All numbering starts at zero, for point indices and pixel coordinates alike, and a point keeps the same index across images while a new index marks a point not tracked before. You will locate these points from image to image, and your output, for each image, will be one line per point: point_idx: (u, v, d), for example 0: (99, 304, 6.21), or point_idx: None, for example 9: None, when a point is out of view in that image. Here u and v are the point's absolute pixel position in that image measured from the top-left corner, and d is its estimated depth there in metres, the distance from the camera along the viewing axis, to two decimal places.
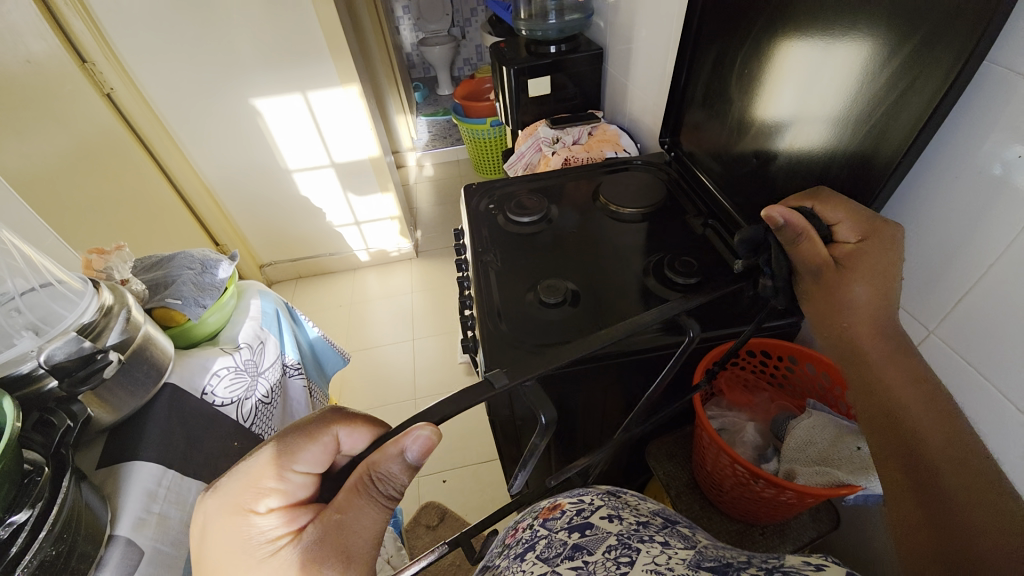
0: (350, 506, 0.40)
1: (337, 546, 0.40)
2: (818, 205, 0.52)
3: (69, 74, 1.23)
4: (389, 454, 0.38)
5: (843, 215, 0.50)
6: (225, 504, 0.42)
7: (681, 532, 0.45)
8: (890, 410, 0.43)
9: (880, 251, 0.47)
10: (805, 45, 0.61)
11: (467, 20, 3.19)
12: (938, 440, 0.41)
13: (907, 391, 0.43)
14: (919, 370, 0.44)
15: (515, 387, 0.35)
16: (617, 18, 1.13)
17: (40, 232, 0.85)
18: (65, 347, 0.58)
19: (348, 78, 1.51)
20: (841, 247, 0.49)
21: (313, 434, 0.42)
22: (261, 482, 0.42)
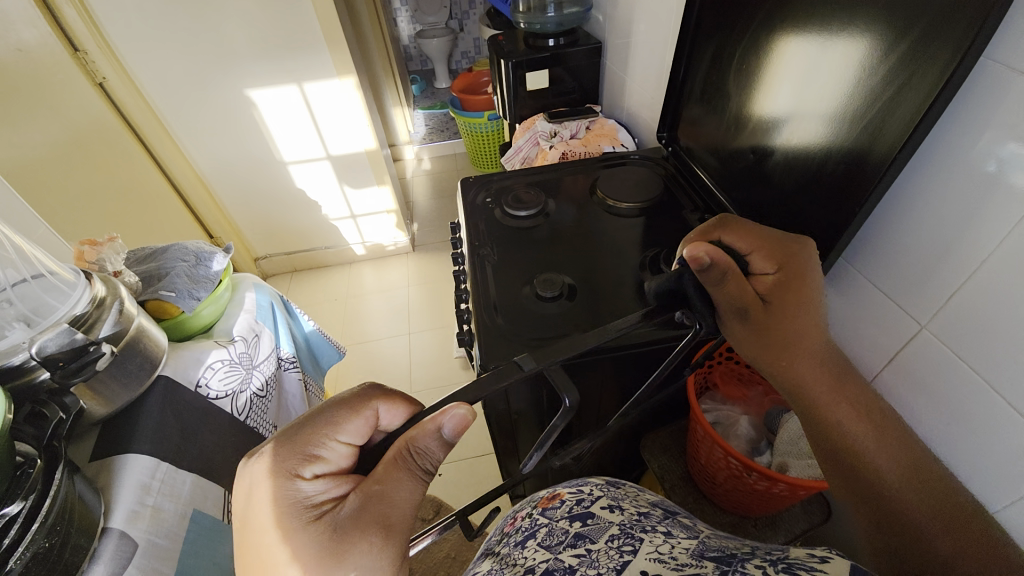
0: (392, 475, 0.40)
1: (377, 517, 0.39)
2: (730, 236, 0.57)
3: (61, 62, 1.21)
4: (426, 430, 0.40)
5: (753, 245, 0.55)
6: (266, 471, 0.41)
7: (682, 523, 0.45)
8: (844, 442, 0.48)
9: (796, 272, 0.52)
10: (803, 41, 0.61)
11: (465, 13, 3.17)
12: (887, 466, 0.47)
13: (854, 422, 0.48)
14: (858, 399, 0.49)
15: (540, 370, 0.36)
16: (616, 11, 1.13)
17: (31, 222, 0.84)
18: (56, 339, 0.58)
19: (344, 70, 1.50)
20: (761, 279, 0.54)
21: (356, 407, 0.43)
22: (307, 448, 0.41)
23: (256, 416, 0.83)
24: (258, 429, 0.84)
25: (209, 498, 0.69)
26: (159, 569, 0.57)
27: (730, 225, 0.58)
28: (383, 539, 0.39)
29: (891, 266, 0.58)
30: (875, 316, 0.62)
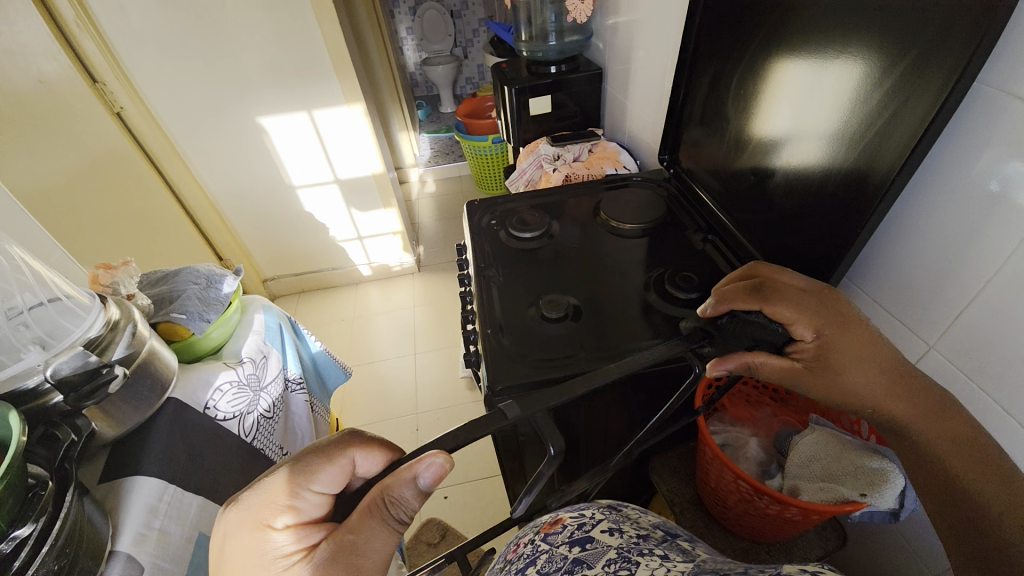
0: (364, 527, 0.41)
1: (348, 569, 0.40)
2: (766, 306, 0.50)
3: (81, 93, 1.26)
4: (403, 479, 0.39)
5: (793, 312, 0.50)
6: (244, 520, 0.43)
7: (680, 547, 0.45)
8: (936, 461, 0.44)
9: (844, 332, 0.48)
10: (800, 65, 0.63)
11: (469, 41, 3.27)
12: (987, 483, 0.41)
13: (942, 441, 0.44)
14: (948, 412, 0.45)
15: (524, 419, 0.36)
16: (616, 39, 1.16)
17: (48, 247, 0.87)
18: (71, 361, 0.59)
19: (352, 97, 1.55)
20: (800, 348, 0.50)
21: (332, 456, 0.43)
22: (279, 500, 0.42)
23: (263, 437, 0.83)
24: (264, 451, 0.84)
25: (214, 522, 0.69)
26: None
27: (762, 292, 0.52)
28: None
29: (896, 286, 0.59)
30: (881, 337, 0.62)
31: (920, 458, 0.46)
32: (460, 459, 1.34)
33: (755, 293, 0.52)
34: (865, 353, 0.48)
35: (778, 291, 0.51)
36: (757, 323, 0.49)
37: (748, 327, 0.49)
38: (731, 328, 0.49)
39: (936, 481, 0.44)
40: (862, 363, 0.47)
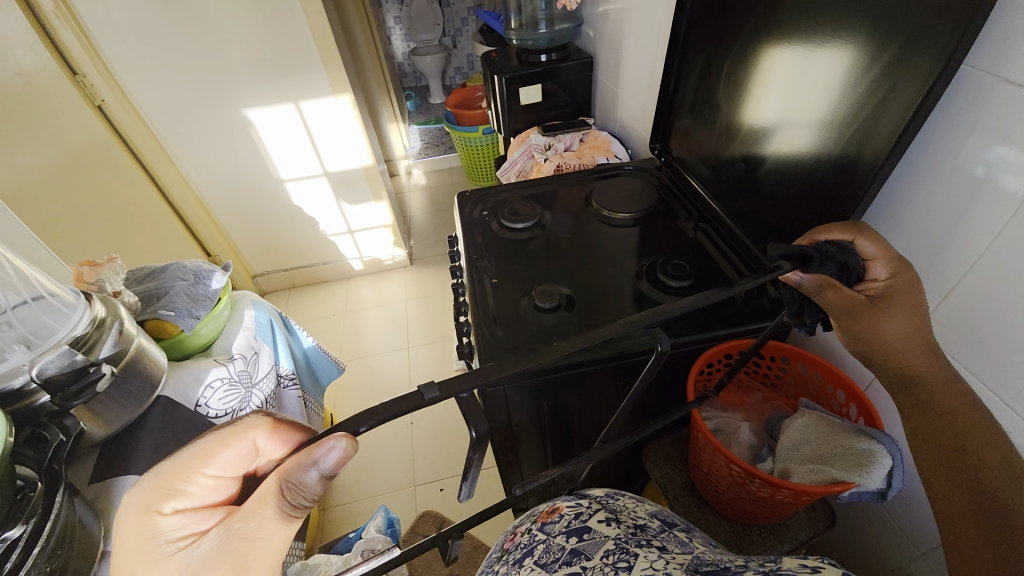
0: (254, 516, 0.41)
1: (232, 556, 0.40)
2: (857, 237, 0.47)
3: (59, 86, 1.23)
4: (302, 464, 0.37)
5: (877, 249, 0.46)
6: (139, 503, 0.42)
7: (678, 538, 0.46)
8: (945, 430, 0.44)
9: (914, 291, 0.45)
10: (790, 51, 0.62)
11: (458, 30, 3.23)
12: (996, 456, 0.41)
13: (963, 411, 0.44)
14: (962, 388, 0.44)
15: (445, 400, 0.31)
16: (606, 27, 1.15)
17: (30, 244, 0.85)
18: (57, 360, 0.57)
19: (340, 88, 1.52)
20: (869, 288, 0.46)
21: (229, 438, 0.43)
22: (173, 483, 0.42)
23: None
24: None
25: None
26: None
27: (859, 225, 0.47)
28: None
29: None
30: None
31: (930, 427, 0.45)
32: (455, 451, 1.35)
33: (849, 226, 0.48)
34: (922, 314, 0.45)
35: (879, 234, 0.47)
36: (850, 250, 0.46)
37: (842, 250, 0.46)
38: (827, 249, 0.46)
39: (946, 450, 0.44)
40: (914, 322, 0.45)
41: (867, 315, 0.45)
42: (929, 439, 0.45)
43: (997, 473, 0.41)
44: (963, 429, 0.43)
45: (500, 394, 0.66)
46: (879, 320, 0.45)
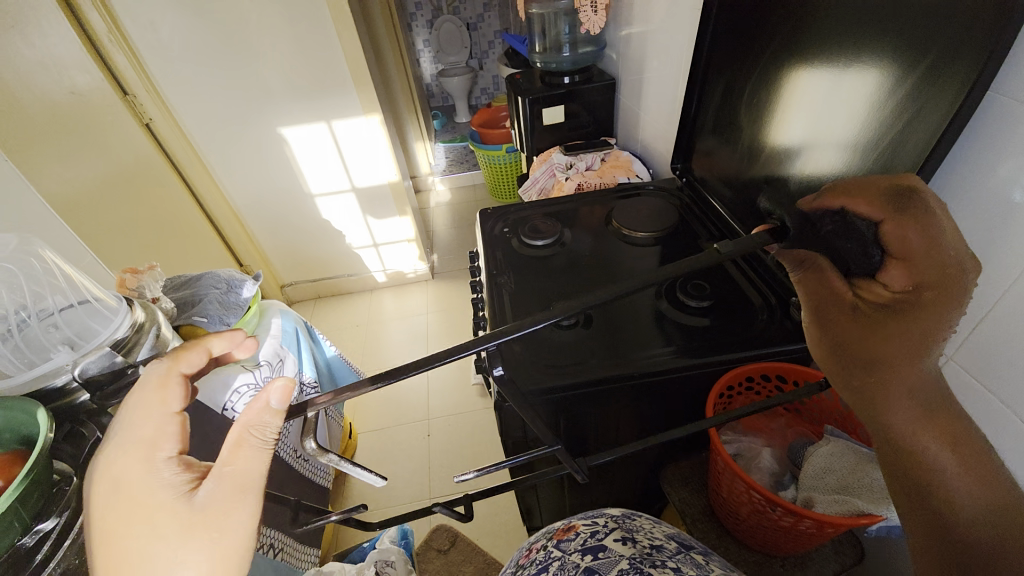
0: (238, 455, 0.42)
1: (238, 490, 0.42)
2: (887, 222, 0.36)
3: (112, 105, 1.31)
4: (259, 404, 0.43)
5: (907, 247, 0.35)
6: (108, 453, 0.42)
7: (694, 559, 0.44)
8: (917, 473, 0.35)
9: (941, 309, 0.33)
10: (813, 74, 0.63)
11: (484, 52, 3.32)
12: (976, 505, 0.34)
13: (946, 452, 0.34)
14: (954, 426, 0.34)
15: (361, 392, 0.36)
16: (629, 50, 1.18)
17: (80, 252, 0.91)
18: (98, 361, 0.61)
19: (370, 108, 1.58)
20: (874, 292, 0.37)
21: (161, 380, 0.44)
22: (147, 443, 0.42)
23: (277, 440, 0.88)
24: (277, 451, 0.87)
25: None
26: None
27: (906, 203, 0.35)
28: (246, 499, 0.41)
29: None
30: None
31: (896, 468, 0.36)
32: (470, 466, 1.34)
33: (898, 202, 0.36)
34: (926, 333, 0.34)
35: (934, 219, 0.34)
36: (860, 232, 0.38)
37: (845, 232, 0.40)
38: (824, 224, 0.40)
39: (915, 497, 0.35)
40: (912, 340, 0.34)
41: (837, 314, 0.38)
42: (896, 483, 0.36)
43: (976, 526, 0.34)
44: (945, 467, 0.34)
45: (517, 409, 0.66)
46: (859, 328, 0.36)
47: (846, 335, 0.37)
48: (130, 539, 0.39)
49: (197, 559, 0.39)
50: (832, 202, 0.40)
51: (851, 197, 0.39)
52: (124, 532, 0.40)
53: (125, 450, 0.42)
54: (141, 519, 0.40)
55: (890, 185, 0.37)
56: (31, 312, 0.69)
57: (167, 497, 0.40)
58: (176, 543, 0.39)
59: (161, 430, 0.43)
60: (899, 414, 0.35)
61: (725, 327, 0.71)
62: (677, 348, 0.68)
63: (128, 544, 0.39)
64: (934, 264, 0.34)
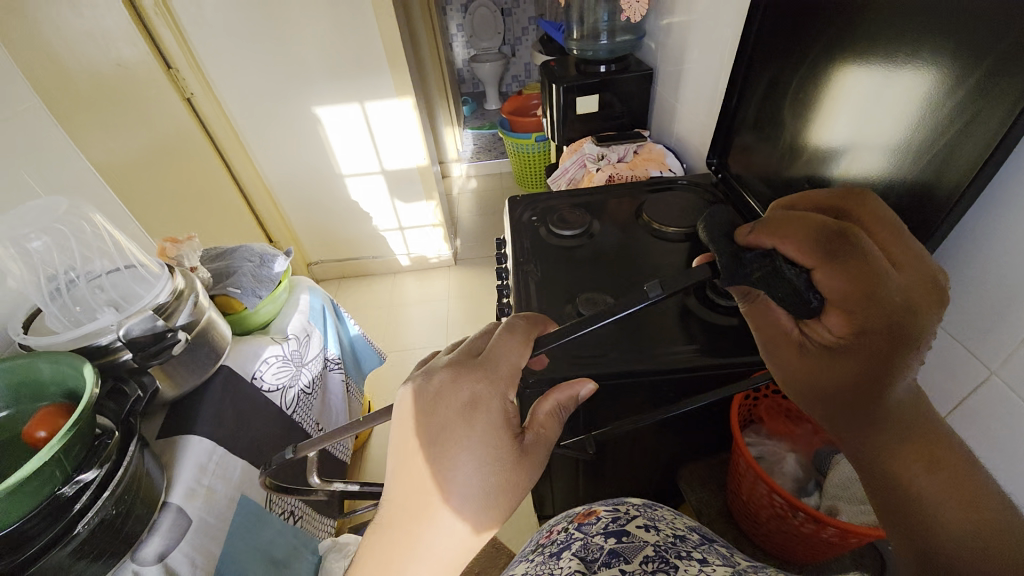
0: (547, 425, 0.46)
1: (543, 448, 0.44)
2: (818, 267, 0.40)
3: (156, 79, 1.35)
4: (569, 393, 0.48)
5: (835, 287, 0.40)
6: (484, 382, 0.41)
7: (719, 551, 0.45)
8: (899, 492, 0.37)
9: (878, 341, 0.38)
10: (863, 71, 0.60)
11: (518, 39, 3.29)
12: (957, 523, 0.34)
13: (922, 471, 0.37)
14: (926, 447, 0.37)
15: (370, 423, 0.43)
16: (669, 39, 1.15)
17: (125, 218, 0.94)
18: (141, 323, 0.63)
19: (403, 91, 1.59)
20: (824, 332, 0.42)
21: (528, 339, 0.44)
22: (493, 387, 0.41)
23: (302, 411, 0.90)
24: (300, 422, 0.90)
25: (255, 483, 0.75)
26: (207, 546, 0.63)
27: (828, 247, 0.40)
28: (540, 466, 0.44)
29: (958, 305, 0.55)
30: (940, 361, 0.58)
31: (881, 489, 0.38)
32: None
33: (823, 245, 0.40)
34: (876, 365, 0.39)
35: (861, 255, 0.39)
36: (791, 277, 0.41)
37: (772, 279, 0.43)
38: (754, 272, 0.43)
39: (896, 516, 0.37)
40: (863, 372, 0.39)
41: (799, 353, 0.44)
42: (882, 504, 0.38)
43: (951, 544, 0.34)
44: (918, 483, 0.36)
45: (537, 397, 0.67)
46: (822, 363, 0.42)
47: (813, 372, 0.43)
48: (432, 461, 0.39)
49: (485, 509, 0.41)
50: (763, 242, 0.44)
51: (780, 237, 0.43)
52: (425, 451, 0.40)
53: (501, 385, 0.41)
54: (451, 446, 0.40)
55: (817, 224, 0.41)
56: (79, 273, 0.73)
57: (468, 426, 0.40)
58: (470, 478, 0.40)
59: (518, 375, 0.42)
60: (873, 439, 0.39)
61: (754, 328, 0.69)
62: (700, 346, 0.68)
63: (446, 476, 0.39)
64: (869, 302, 0.38)
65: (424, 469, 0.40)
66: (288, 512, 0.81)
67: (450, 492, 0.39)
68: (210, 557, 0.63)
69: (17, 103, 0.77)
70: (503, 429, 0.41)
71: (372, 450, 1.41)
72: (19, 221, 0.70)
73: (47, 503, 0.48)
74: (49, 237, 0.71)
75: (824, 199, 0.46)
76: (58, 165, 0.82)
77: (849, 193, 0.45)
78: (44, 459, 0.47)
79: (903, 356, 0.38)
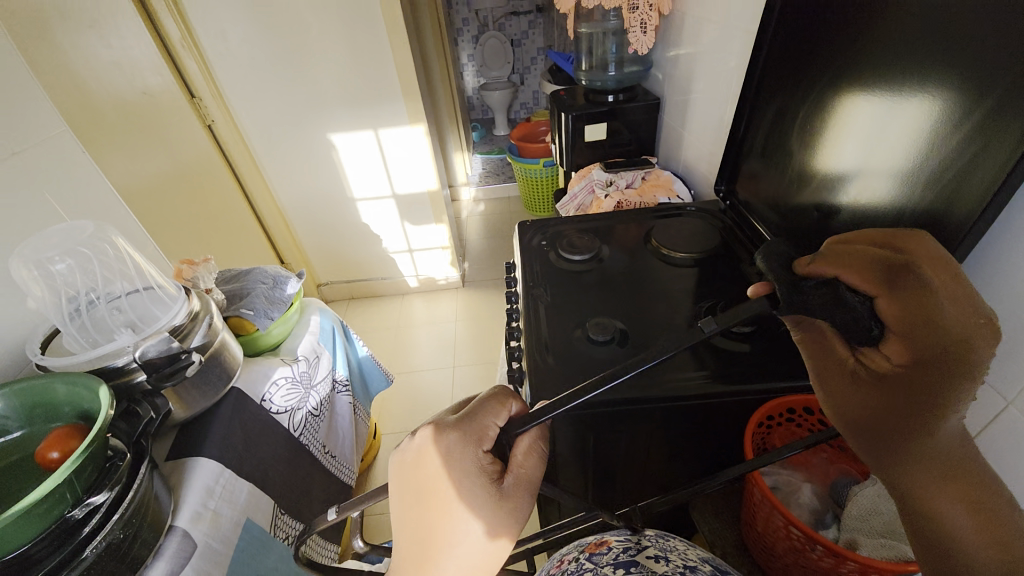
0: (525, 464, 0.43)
1: (525, 489, 0.43)
2: (883, 297, 0.36)
3: (179, 106, 1.41)
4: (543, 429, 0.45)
5: (898, 322, 0.35)
6: (456, 439, 0.42)
7: None
8: (933, 527, 0.34)
9: (937, 375, 0.34)
10: (870, 100, 0.61)
11: (527, 68, 3.38)
12: (987, 561, 0.32)
13: (964, 511, 0.33)
14: (970, 483, 0.33)
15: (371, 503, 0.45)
16: (675, 71, 1.18)
17: (144, 240, 0.97)
18: (157, 344, 0.64)
19: (416, 118, 1.64)
20: (873, 360, 0.37)
21: (499, 400, 0.44)
22: (467, 446, 0.42)
23: (309, 434, 0.90)
24: (307, 445, 0.89)
25: (260, 507, 0.74)
26: (209, 571, 0.62)
27: (897, 276, 0.36)
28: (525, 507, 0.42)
29: None
30: None
31: (914, 526, 0.35)
32: None
33: (886, 277, 0.36)
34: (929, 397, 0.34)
35: (924, 293, 0.34)
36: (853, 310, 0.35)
37: (836, 309, 0.36)
38: (814, 299, 0.35)
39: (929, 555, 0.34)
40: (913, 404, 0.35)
41: (845, 383, 0.38)
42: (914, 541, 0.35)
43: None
44: (958, 513, 0.33)
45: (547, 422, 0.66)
46: (866, 393, 0.37)
47: (852, 402, 0.38)
48: (420, 512, 0.42)
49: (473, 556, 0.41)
50: (821, 270, 0.37)
51: (844, 268, 0.37)
52: (412, 503, 0.42)
53: (471, 440, 0.42)
54: (433, 497, 0.41)
55: (879, 257, 0.37)
56: (100, 295, 0.74)
57: (450, 486, 0.41)
58: (456, 525, 0.40)
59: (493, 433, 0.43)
60: (912, 473, 0.35)
61: (765, 355, 0.69)
62: (710, 372, 0.67)
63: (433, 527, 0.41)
64: (928, 332, 0.34)
65: (413, 521, 0.42)
66: (291, 538, 0.80)
67: (441, 540, 0.41)
68: None
69: (49, 130, 0.81)
70: (477, 480, 0.41)
71: (376, 474, 1.39)
72: (43, 245, 0.72)
73: (56, 526, 0.48)
74: (72, 260, 0.72)
75: (868, 234, 0.40)
76: (85, 189, 0.85)
77: (908, 232, 0.37)
78: (56, 482, 0.47)
79: (964, 394, 0.33)
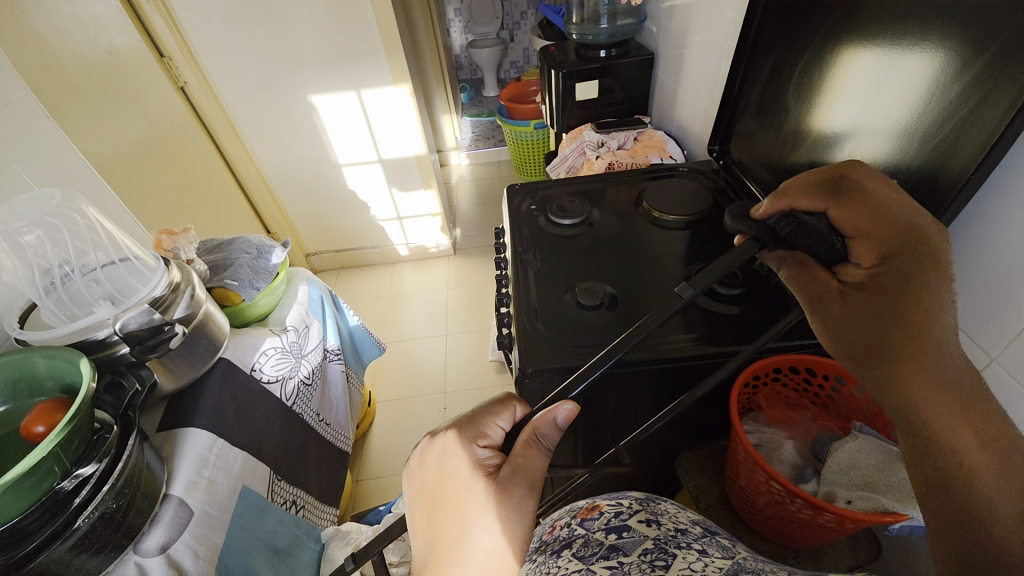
0: (525, 457, 0.42)
1: (523, 484, 0.41)
2: (833, 208, 0.46)
3: (147, 66, 1.33)
4: (543, 420, 0.43)
5: (856, 218, 0.45)
6: (452, 437, 0.45)
7: (720, 543, 0.50)
8: (934, 442, 0.38)
9: (903, 275, 0.42)
10: (868, 55, 0.59)
11: (517, 23, 3.22)
12: (987, 466, 0.36)
13: (953, 414, 0.38)
14: (966, 396, 0.38)
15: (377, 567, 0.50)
16: (671, 23, 1.12)
17: (119, 211, 0.93)
18: (138, 317, 0.63)
19: (400, 78, 1.57)
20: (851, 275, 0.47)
21: (503, 401, 0.47)
22: (466, 438, 0.44)
23: (302, 402, 0.91)
24: (299, 413, 0.90)
25: (256, 475, 0.75)
26: (208, 536, 0.63)
27: (840, 188, 0.46)
28: (530, 502, 0.41)
29: (955, 289, 0.53)
30: None
31: (936, 470, 0.38)
32: None
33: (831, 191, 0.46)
34: (911, 310, 0.41)
35: (863, 191, 0.45)
36: (815, 227, 0.45)
37: (801, 232, 0.46)
38: (784, 229, 0.46)
39: (940, 484, 0.37)
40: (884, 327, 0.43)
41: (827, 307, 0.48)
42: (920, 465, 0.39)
43: (982, 454, 0.36)
44: (971, 396, 0.38)
45: (537, 387, 0.67)
46: (849, 308, 0.46)
47: (841, 319, 0.47)
48: (428, 515, 0.44)
49: (481, 551, 0.40)
50: (772, 209, 0.49)
51: (789, 201, 0.49)
52: (421, 509, 0.45)
53: (467, 437, 0.44)
54: (439, 494, 0.43)
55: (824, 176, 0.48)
56: (74, 266, 0.72)
57: (453, 478, 0.43)
58: (464, 521, 0.41)
59: (497, 432, 0.46)
60: (925, 402, 0.39)
61: (752, 316, 0.69)
62: (699, 335, 0.67)
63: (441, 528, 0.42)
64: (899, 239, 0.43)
65: (426, 522, 0.44)
66: (289, 503, 0.81)
67: (447, 540, 0.41)
68: (213, 548, 0.63)
69: (7, 95, 0.76)
70: (474, 472, 0.42)
71: (373, 440, 1.42)
72: (11, 216, 0.70)
73: (46, 498, 0.48)
74: (41, 231, 0.71)
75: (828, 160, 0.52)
76: (53, 157, 0.81)
77: None
78: (42, 454, 0.47)
79: (929, 291, 0.41)
